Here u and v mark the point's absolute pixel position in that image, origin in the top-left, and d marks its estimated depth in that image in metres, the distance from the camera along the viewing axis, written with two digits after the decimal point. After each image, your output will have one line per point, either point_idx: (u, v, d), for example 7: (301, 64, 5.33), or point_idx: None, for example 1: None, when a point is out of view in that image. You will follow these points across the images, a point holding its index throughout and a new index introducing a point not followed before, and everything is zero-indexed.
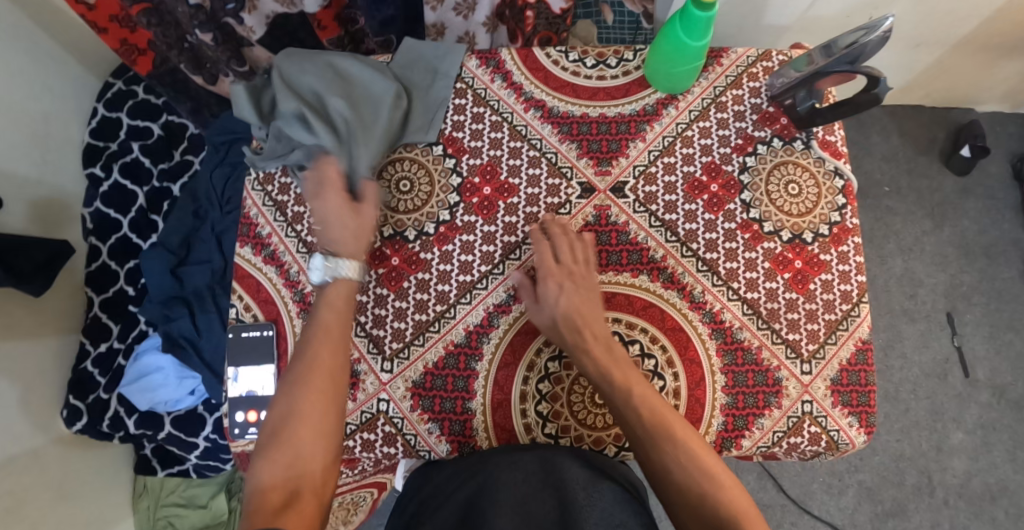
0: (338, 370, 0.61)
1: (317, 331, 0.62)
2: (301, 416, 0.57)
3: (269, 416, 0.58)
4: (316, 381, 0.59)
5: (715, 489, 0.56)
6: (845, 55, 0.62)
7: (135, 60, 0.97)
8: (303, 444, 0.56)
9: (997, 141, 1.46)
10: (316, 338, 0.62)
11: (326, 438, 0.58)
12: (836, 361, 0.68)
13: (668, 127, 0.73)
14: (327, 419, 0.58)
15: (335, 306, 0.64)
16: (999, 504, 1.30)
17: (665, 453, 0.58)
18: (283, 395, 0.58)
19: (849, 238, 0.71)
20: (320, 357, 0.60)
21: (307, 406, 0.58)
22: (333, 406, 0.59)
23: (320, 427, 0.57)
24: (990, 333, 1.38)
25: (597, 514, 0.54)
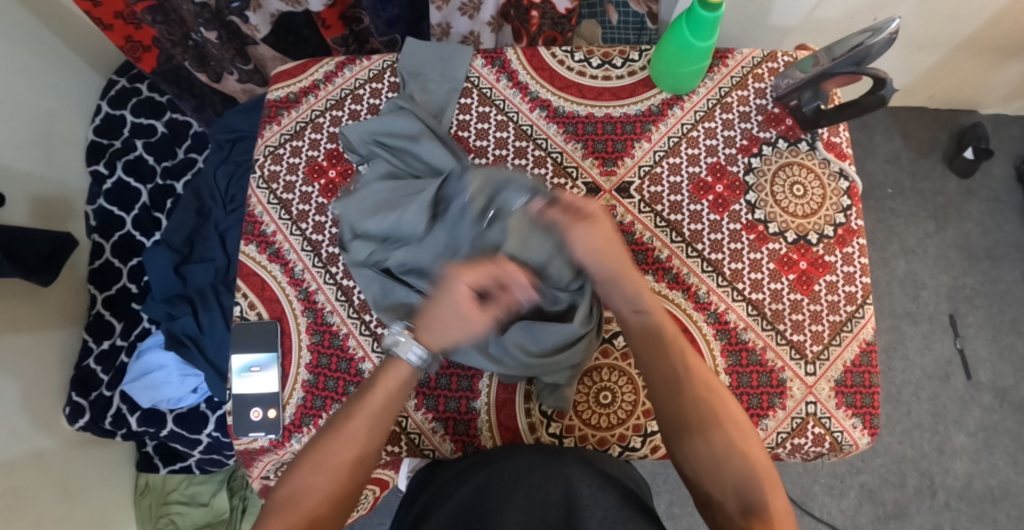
0: (369, 460, 0.55)
1: (358, 412, 0.56)
2: (315, 498, 0.52)
3: (283, 482, 0.54)
4: (341, 469, 0.54)
5: (755, 485, 0.52)
6: (850, 57, 0.62)
7: (140, 57, 0.98)
8: (309, 529, 0.52)
9: (1001, 143, 1.46)
10: (355, 417, 0.56)
11: (332, 526, 0.53)
12: (840, 362, 0.68)
13: (673, 128, 0.73)
14: (342, 503, 0.54)
15: (387, 388, 0.57)
16: (1001, 507, 1.30)
17: (710, 439, 0.54)
18: (304, 471, 0.53)
19: (854, 239, 0.71)
20: (351, 441, 0.55)
21: (326, 486, 0.53)
22: (351, 494, 0.54)
23: (330, 510, 0.53)
24: (992, 336, 1.38)
25: (602, 512, 0.52)
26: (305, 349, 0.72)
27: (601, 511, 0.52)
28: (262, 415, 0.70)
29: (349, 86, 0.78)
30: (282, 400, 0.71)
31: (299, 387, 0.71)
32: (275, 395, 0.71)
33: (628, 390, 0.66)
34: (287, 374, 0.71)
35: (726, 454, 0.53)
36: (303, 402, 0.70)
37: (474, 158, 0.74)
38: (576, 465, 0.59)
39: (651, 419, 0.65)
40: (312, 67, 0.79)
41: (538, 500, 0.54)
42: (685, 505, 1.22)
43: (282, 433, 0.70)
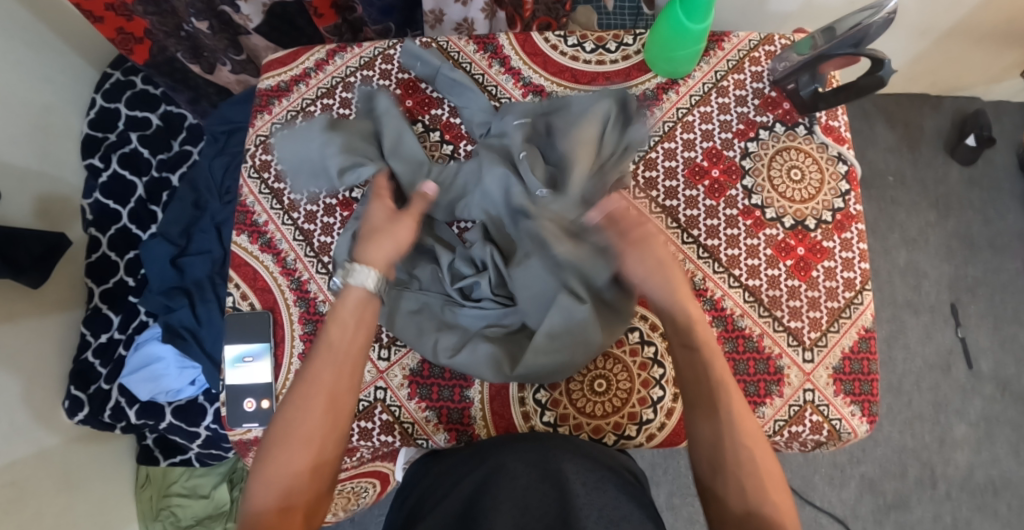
0: (343, 386, 0.54)
1: (321, 348, 0.55)
2: (298, 436, 0.51)
3: (266, 430, 0.52)
4: (316, 400, 0.52)
5: (765, 502, 0.49)
6: (849, 38, 0.61)
7: (132, 49, 0.97)
8: (299, 465, 0.50)
9: (1003, 131, 1.44)
10: (324, 353, 0.55)
11: (324, 459, 0.52)
12: (839, 348, 0.67)
13: (668, 113, 0.72)
14: (328, 435, 0.52)
15: (342, 321, 0.56)
16: (1002, 498, 1.30)
17: (740, 458, 0.51)
18: (281, 412, 0.52)
19: (853, 225, 0.70)
20: (321, 372, 0.53)
21: (305, 418, 0.51)
22: (337, 424, 0.53)
23: (320, 444, 0.51)
24: (994, 326, 1.37)
25: (597, 511, 0.51)
26: (298, 338, 0.71)
27: (598, 512, 0.51)
28: (256, 405, 0.70)
29: (340, 74, 0.77)
30: (276, 389, 0.70)
31: (292, 377, 0.70)
32: (268, 384, 0.70)
33: (623, 378, 0.65)
34: (279, 364, 0.71)
35: (738, 466, 0.51)
36: None
37: (466, 146, 0.74)
38: (574, 466, 0.57)
39: (646, 407, 0.65)
40: (302, 54, 0.78)
41: (532, 499, 0.52)
42: (684, 495, 1.22)
43: None
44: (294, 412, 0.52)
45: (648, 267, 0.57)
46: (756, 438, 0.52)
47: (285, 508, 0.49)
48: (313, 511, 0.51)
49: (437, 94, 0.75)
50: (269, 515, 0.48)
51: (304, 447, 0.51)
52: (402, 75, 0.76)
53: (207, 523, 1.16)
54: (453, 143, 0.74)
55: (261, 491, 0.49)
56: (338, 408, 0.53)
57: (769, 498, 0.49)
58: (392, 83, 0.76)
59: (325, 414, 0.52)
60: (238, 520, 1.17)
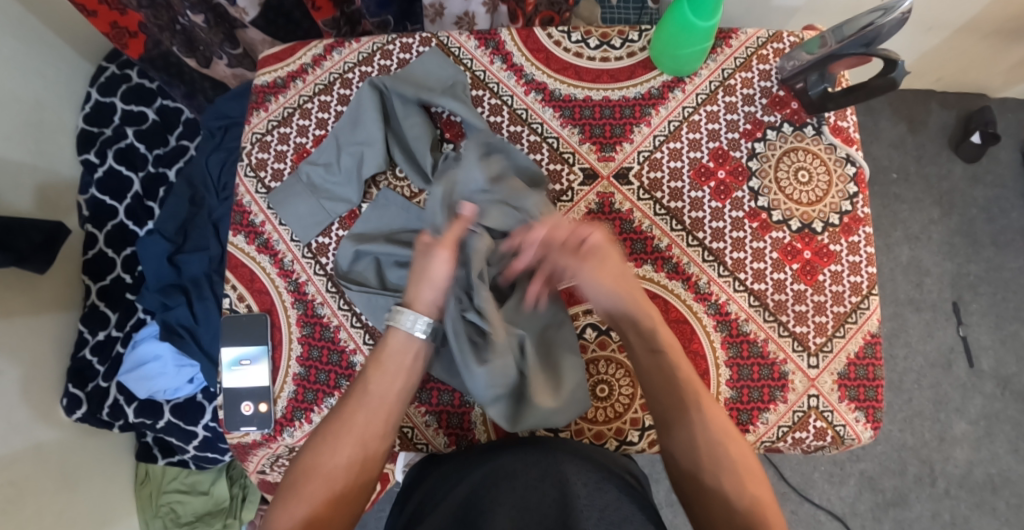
0: (374, 430, 0.57)
1: (356, 388, 0.58)
2: (326, 474, 0.54)
3: (294, 463, 0.56)
4: (345, 441, 0.55)
5: (743, 492, 0.54)
6: (860, 37, 0.60)
7: (126, 43, 0.94)
8: (322, 501, 0.53)
9: (1009, 128, 1.43)
10: (356, 395, 0.58)
11: (347, 498, 0.54)
12: (844, 354, 0.67)
13: (673, 111, 0.71)
14: (353, 476, 0.55)
15: (380, 363, 0.58)
16: (1000, 495, 1.30)
17: (718, 459, 0.55)
18: (311, 448, 0.56)
19: (860, 228, 0.69)
20: (354, 414, 0.56)
21: (334, 457, 0.55)
22: (363, 467, 0.56)
23: (344, 484, 0.54)
24: (996, 324, 1.36)
25: (597, 513, 0.51)
26: (296, 341, 0.70)
27: (599, 513, 0.51)
28: (253, 409, 0.69)
29: (338, 70, 0.75)
30: (274, 392, 0.69)
31: (290, 380, 0.69)
32: (266, 387, 0.69)
33: (626, 383, 0.64)
34: (277, 367, 0.70)
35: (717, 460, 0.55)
36: (295, 395, 0.69)
37: None
38: (574, 464, 0.56)
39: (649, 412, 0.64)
40: (300, 50, 0.76)
41: (532, 500, 0.52)
42: None
43: (274, 427, 0.69)
44: (324, 451, 0.55)
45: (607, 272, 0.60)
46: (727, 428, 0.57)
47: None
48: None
49: None
50: None
51: (328, 485, 0.54)
52: (402, 72, 0.74)
53: (207, 519, 1.16)
54: (454, 142, 0.72)
55: (283, 519, 0.53)
56: (366, 452, 0.56)
57: (747, 486, 0.54)
58: None
59: (352, 456, 0.55)
60: (238, 516, 1.16)
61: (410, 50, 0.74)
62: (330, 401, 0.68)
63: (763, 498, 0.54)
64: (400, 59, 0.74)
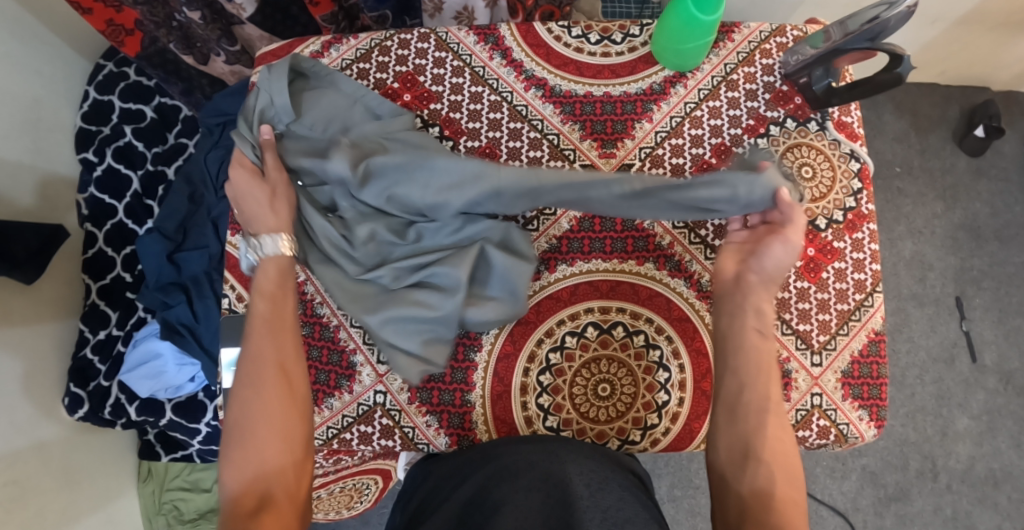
0: (289, 357, 0.55)
1: (258, 323, 0.56)
2: (261, 415, 0.52)
3: (227, 421, 0.53)
4: (265, 378, 0.53)
5: (773, 483, 0.51)
6: (866, 32, 0.59)
7: (123, 40, 0.94)
8: (267, 445, 0.51)
9: (1013, 121, 1.42)
10: (261, 329, 0.56)
11: (290, 434, 0.53)
12: (848, 352, 0.66)
13: (676, 107, 0.70)
14: (288, 410, 0.53)
15: (267, 290, 0.58)
16: (1002, 490, 1.30)
17: (756, 443, 0.53)
18: (236, 401, 0.53)
19: (864, 225, 0.68)
20: (264, 347, 0.55)
21: (261, 400, 0.52)
22: (294, 395, 0.54)
23: (283, 422, 0.52)
24: (999, 319, 1.35)
25: (601, 514, 0.49)
26: None
27: (600, 514, 0.49)
28: None
29: (335, 67, 0.74)
30: None
31: None
32: None
33: (627, 382, 0.64)
34: None
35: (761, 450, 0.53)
36: None
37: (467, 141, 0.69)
38: (575, 469, 0.55)
39: (651, 412, 0.63)
40: (297, 47, 0.75)
41: (532, 502, 0.51)
42: (686, 487, 1.22)
43: None
44: (248, 395, 0.52)
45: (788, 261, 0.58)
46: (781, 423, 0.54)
47: (264, 492, 0.49)
48: (295, 487, 0.51)
49: (437, 88, 0.71)
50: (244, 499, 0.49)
51: (265, 428, 0.52)
52: (400, 69, 0.72)
53: (210, 516, 1.16)
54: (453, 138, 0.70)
55: (233, 475, 0.50)
56: (289, 380, 0.54)
57: (764, 474, 0.52)
58: (389, 77, 0.72)
59: (277, 389, 0.53)
60: None
61: (408, 46, 0.73)
62: (330, 402, 0.66)
63: (783, 494, 0.51)
64: (399, 55, 0.73)
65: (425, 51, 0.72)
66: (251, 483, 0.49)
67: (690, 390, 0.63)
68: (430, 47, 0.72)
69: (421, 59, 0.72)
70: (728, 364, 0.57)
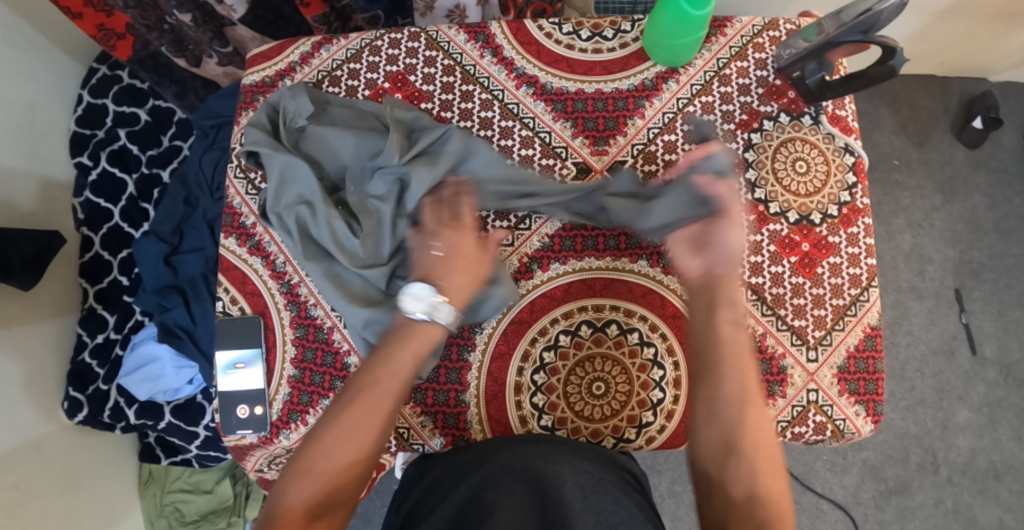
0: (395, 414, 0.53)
1: (382, 367, 0.53)
2: (348, 457, 0.50)
3: (306, 438, 0.51)
4: (370, 426, 0.51)
5: (757, 482, 0.50)
6: (860, 23, 0.59)
7: (113, 44, 0.93)
8: (336, 491, 0.49)
9: (1012, 112, 1.41)
10: (382, 371, 0.53)
11: (357, 483, 0.51)
12: (844, 347, 0.66)
13: (668, 103, 0.69)
14: (370, 459, 0.51)
15: (415, 343, 0.55)
16: (1003, 482, 1.29)
17: (742, 441, 0.52)
18: (334, 428, 0.50)
19: (860, 219, 0.68)
20: (379, 395, 0.52)
21: (358, 442, 0.50)
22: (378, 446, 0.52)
23: (358, 470, 0.51)
24: (998, 311, 1.35)
25: (593, 518, 0.50)
26: (289, 343, 0.69)
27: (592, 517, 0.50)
28: (249, 411, 0.69)
29: (326, 68, 0.74)
30: (269, 395, 0.69)
31: (285, 382, 0.69)
32: (261, 390, 0.69)
33: (622, 380, 0.63)
34: (272, 370, 0.69)
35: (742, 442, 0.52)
36: (290, 398, 0.69)
37: None
38: (567, 469, 0.55)
39: (646, 409, 0.63)
40: (287, 48, 0.74)
41: (526, 504, 0.51)
42: (687, 483, 1.22)
43: (270, 429, 0.69)
44: (350, 434, 0.50)
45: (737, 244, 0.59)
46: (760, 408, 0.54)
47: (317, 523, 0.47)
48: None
49: (428, 87, 0.71)
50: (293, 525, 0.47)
51: (343, 473, 0.50)
52: (391, 68, 0.72)
53: (212, 517, 1.17)
54: None
55: (293, 501, 0.48)
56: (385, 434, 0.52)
57: (756, 474, 0.51)
58: (380, 77, 0.72)
59: (373, 438, 0.51)
60: (242, 514, 1.18)
61: (399, 45, 0.72)
62: (324, 403, 0.68)
63: (775, 496, 0.50)
64: (389, 55, 0.72)
65: (415, 50, 0.72)
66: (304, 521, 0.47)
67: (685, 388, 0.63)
68: (421, 46, 0.72)
69: (411, 58, 0.72)
70: (707, 355, 0.56)
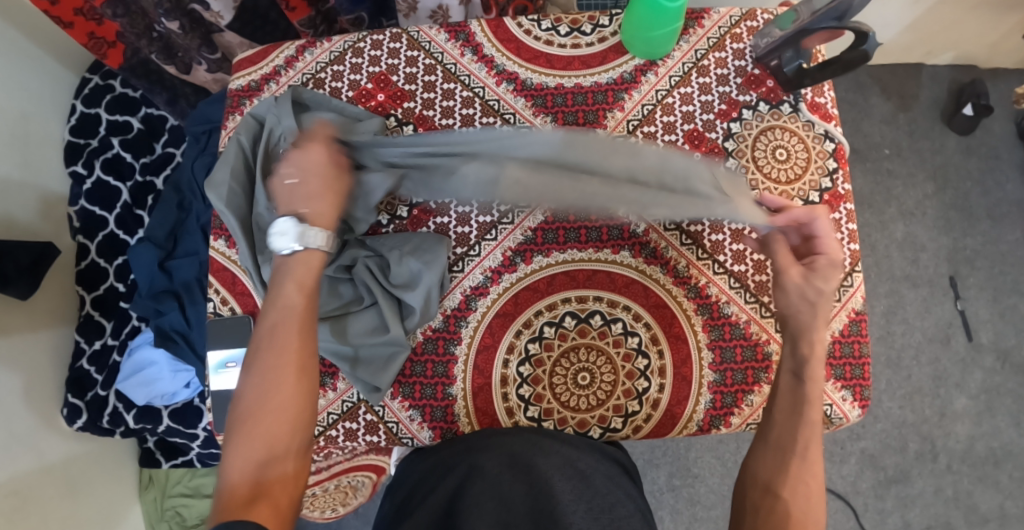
0: (310, 351, 0.52)
1: (279, 309, 0.53)
2: (273, 404, 0.49)
3: (233, 405, 0.50)
4: (288, 366, 0.51)
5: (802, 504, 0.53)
6: (831, 10, 0.59)
7: (106, 52, 0.94)
8: (275, 436, 0.49)
9: (1002, 99, 1.41)
10: (280, 316, 0.53)
11: (300, 425, 0.50)
12: (828, 332, 0.66)
13: (647, 95, 0.70)
14: (301, 398, 0.51)
15: (299, 279, 0.55)
16: (1003, 469, 1.29)
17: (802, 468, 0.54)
18: (250, 385, 0.50)
19: (841, 205, 0.69)
20: (285, 335, 0.52)
21: (279, 389, 0.50)
22: (310, 385, 0.52)
23: (295, 413, 0.50)
24: (993, 297, 1.35)
25: (584, 506, 0.50)
26: None
27: (581, 507, 0.50)
28: None
29: (310, 71, 0.74)
30: None
31: None
32: None
33: (607, 370, 0.64)
34: None
35: (790, 485, 0.54)
36: None
37: None
38: (554, 460, 0.56)
39: (631, 399, 0.64)
40: (272, 52, 0.75)
41: (516, 494, 0.52)
42: (685, 476, 1.22)
43: None
44: (266, 384, 0.50)
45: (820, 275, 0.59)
46: (812, 460, 0.55)
47: (261, 481, 0.47)
48: (297, 477, 0.50)
49: (410, 87, 0.72)
50: (239, 490, 0.46)
51: (276, 418, 0.49)
52: (373, 69, 0.73)
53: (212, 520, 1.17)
54: (427, 136, 0.70)
55: (237, 463, 0.48)
56: (307, 373, 0.52)
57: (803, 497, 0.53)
58: (362, 78, 0.73)
59: (296, 378, 0.51)
60: None
61: (381, 46, 0.73)
62: None
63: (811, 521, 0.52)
64: (372, 56, 0.73)
65: (397, 50, 0.72)
66: (254, 477, 0.47)
67: (670, 376, 0.64)
68: (403, 47, 0.73)
69: (394, 58, 0.72)
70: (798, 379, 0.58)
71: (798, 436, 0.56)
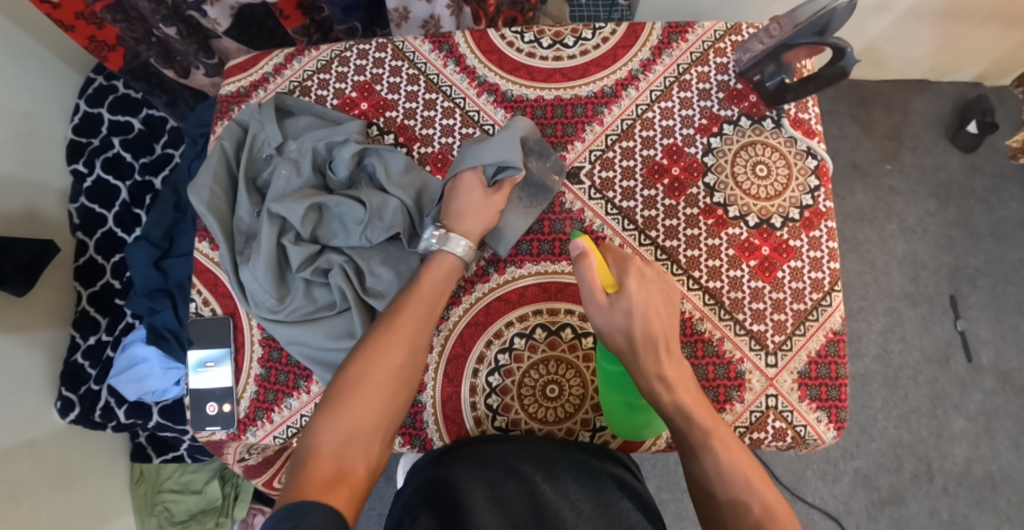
0: (419, 345, 0.58)
1: (404, 305, 0.59)
2: (371, 383, 0.54)
3: (338, 375, 0.55)
4: (393, 354, 0.56)
5: (739, 485, 0.52)
6: (813, 23, 0.59)
7: (105, 56, 0.95)
8: (368, 415, 0.53)
9: (1008, 116, 1.39)
10: (405, 311, 0.58)
11: (391, 410, 0.54)
12: (804, 352, 0.65)
13: (627, 110, 0.70)
14: (398, 388, 0.55)
15: (428, 282, 0.61)
16: (1001, 493, 1.26)
17: (724, 475, 0.53)
18: (357, 361, 0.55)
19: (822, 222, 0.68)
20: (401, 327, 0.57)
21: (382, 370, 0.55)
22: (408, 377, 0.56)
23: (387, 398, 0.54)
24: (995, 317, 1.32)
25: (591, 504, 0.53)
26: (257, 343, 0.70)
27: (574, 508, 0.52)
28: (217, 409, 0.69)
29: (297, 78, 0.75)
30: (237, 393, 0.70)
31: (252, 381, 0.69)
32: (229, 388, 0.70)
33: (576, 384, 0.64)
34: (240, 368, 0.70)
35: (723, 481, 0.53)
36: (256, 396, 0.69)
37: (420, 147, 0.71)
38: (540, 465, 0.57)
39: (600, 413, 0.64)
40: (262, 59, 0.76)
41: (516, 495, 0.53)
42: (674, 490, 1.19)
43: (238, 426, 0.69)
44: (371, 363, 0.55)
45: (651, 290, 0.59)
46: (725, 441, 0.55)
47: (346, 454, 0.50)
48: (372, 465, 0.51)
49: (393, 96, 0.72)
50: (324, 458, 0.49)
51: (374, 399, 0.54)
52: (358, 78, 0.73)
53: (201, 517, 1.18)
54: (407, 145, 0.71)
55: (327, 430, 0.51)
56: (411, 364, 0.56)
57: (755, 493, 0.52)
58: (347, 87, 0.73)
59: (398, 365, 0.55)
60: (229, 514, 1.18)
61: (367, 56, 0.74)
62: (289, 402, 0.69)
63: (773, 503, 0.51)
64: (357, 65, 0.74)
65: (382, 60, 0.73)
66: (337, 449, 0.50)
67: None
68: (388, 57, 0.73)
69: (378, 68, 0.73)
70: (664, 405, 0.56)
71: (697, 430, 0.55)
